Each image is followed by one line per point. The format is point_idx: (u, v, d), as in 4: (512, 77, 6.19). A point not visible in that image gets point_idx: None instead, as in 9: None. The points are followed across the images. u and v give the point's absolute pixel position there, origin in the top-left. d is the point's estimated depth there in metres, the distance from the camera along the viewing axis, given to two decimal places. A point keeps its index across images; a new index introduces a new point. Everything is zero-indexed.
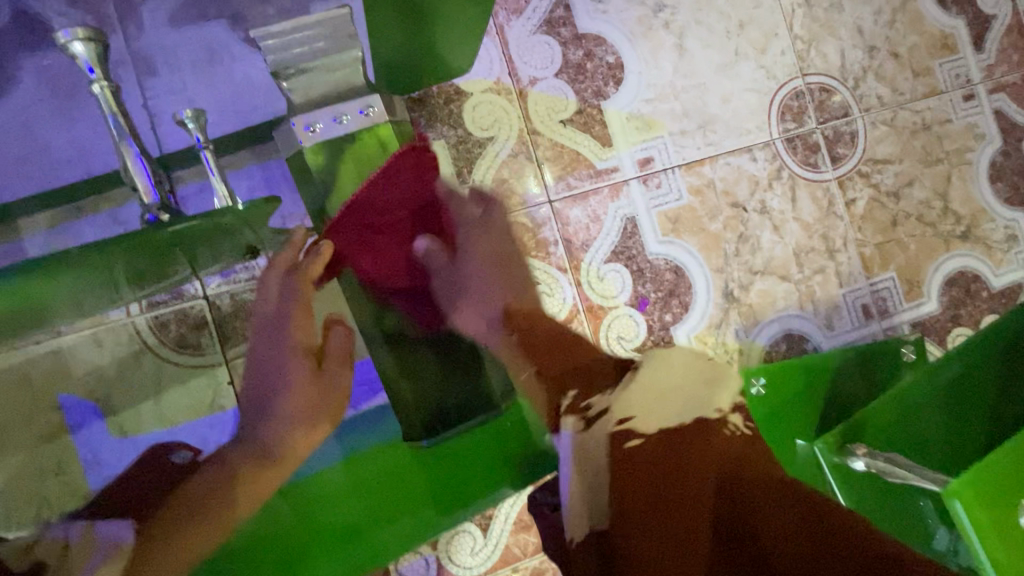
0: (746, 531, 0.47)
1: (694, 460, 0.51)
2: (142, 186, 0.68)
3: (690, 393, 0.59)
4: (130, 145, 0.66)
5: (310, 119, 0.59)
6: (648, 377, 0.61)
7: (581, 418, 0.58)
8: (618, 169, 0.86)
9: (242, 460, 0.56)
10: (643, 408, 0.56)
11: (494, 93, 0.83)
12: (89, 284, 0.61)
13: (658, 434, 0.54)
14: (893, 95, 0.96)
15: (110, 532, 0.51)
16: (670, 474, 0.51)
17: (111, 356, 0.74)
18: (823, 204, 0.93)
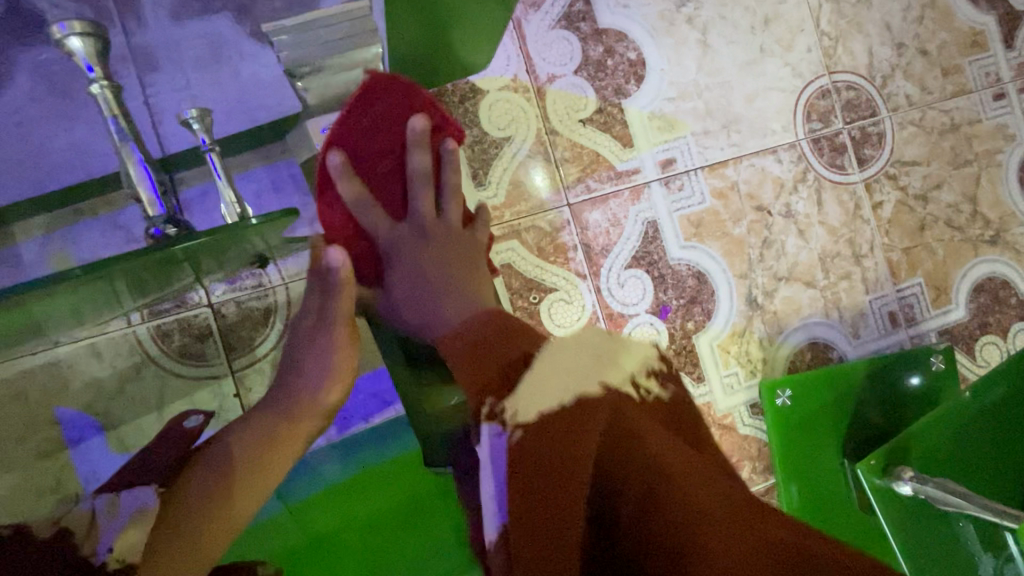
0: (617, 480, 0.43)
1: (574, 433, 0.45)
2: (146, 197, 0.57)
3: (580, 363, 0.53)
4: (133, 152, 0.56)
5: (327, 122, 0.61)
6: (557, 354, 0.53)
7: (497, 423, 0.49)
8: (639, 172, 0.83)
9: (258, 434, 0.59)
10: (536, 394, 0.48)
11: (511, 92, 0.79)
12: (84, 292, 0.56)
13: (545, 417, 0.47)
14: (922, 94, 0.92)
15: (134, 499, 0.53)
16: (558, 453, 0.44)
17: (111, 368, 0.68)
18: (849, 208, 0.90)
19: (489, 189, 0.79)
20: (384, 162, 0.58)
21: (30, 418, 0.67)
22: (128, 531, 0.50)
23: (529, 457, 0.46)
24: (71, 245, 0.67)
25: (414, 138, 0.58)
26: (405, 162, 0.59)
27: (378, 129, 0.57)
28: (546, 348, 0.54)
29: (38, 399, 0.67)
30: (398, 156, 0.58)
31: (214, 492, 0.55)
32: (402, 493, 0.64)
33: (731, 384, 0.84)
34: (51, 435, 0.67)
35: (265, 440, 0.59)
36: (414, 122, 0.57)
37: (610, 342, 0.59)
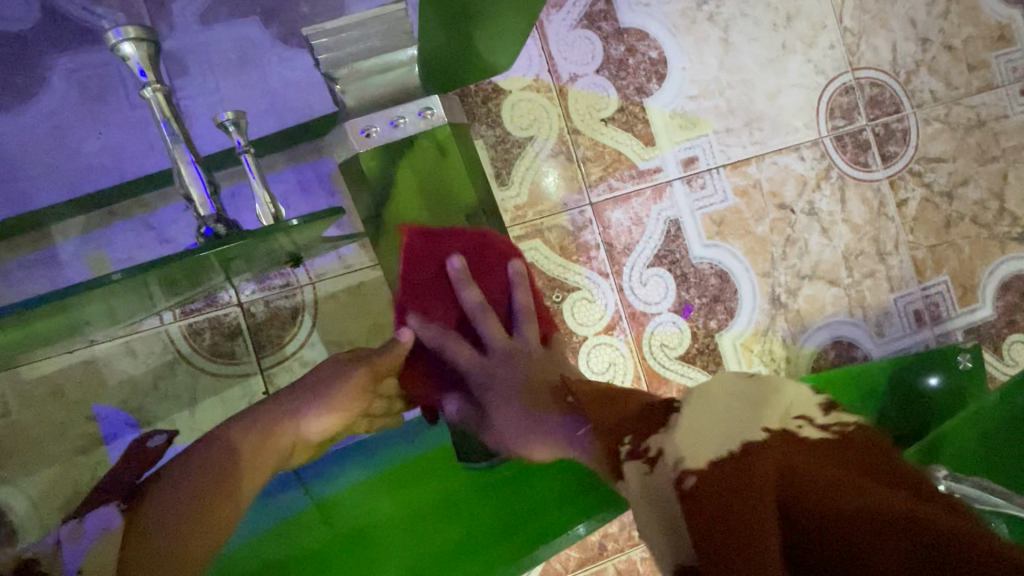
0: (833, 532, 0.35)
1: (753, 476, 0.39)
2: (197, 196, 0.57)
3: (738, 398, 0.46)
4: (185, 153, 0.56)
5: (366, 123, 0.59)
6: (705, 395, 0.48)
7: (642, 459, 0.45)
8: (660, 170, 0.83)
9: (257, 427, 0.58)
10: (693, 429, 0.44)
11: (534, 92, 0.80)
12: (119, 293, 0.58)
13: (717, 465, 0.41)
14: (947, 90, 0.91)
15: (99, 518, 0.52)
16: (741, 492, 0.38)
17: (143, 366, 0.70)
18: (873, 205, 0.89)
19: (512, 188, 0.79)
20: (441, 299, 0.67)
21: (66, 416, 0.69)
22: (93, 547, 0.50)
23: (704, 492, 0.39)
24: (104, 246, 0.69)
25: (456, 275, 0.66)
26: (460, 299, 0.67)
27: (426, 273, 0.66)
28: (687, 403, 0.48)
29: (75, 397, 0.69)
30: (449, 287, 0.67)
31: (189, 497, 0.52)
32: (441, 484, 0.63)
33: None
34: (87, 432, 0.69)
35: (246, 449, 0.56)
36: (451, 261, 0.66)
37: (766, 395, 0.47)
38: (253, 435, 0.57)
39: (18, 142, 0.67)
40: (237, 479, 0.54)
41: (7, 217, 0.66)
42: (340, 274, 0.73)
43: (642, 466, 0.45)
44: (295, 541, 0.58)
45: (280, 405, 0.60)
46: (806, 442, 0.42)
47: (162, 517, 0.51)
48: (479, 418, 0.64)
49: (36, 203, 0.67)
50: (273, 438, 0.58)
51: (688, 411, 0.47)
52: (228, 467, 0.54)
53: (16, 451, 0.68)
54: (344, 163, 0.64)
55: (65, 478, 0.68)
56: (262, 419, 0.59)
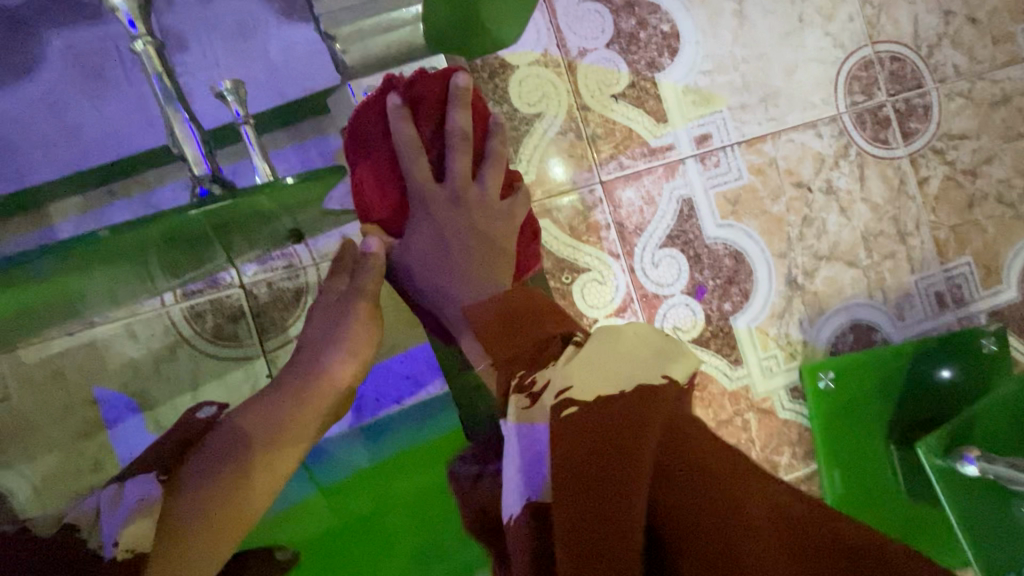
0: (672, 498, 0.40)
1: (626, 420, 0.45)
2: (192, 157, 0.54)
3: (649, 347, 0.53)
4: (178, 110, 0.53)
5: (369, 84, 0.59)
6: (620, 331, 0.56)
7: (530, 398, 0.52)
8: (673, 148, 0.80)
9: (273, 415, 0.55)
10: (587, 366, 0.51)
11: (542, 67, 0.77)
12: (113, 267, 0.55)
13: (596, 401, 0.47)
14: (971, 64, 0.87)
15: (135, 491, 0.50)
16: (614, 449, 0.43)
17: (144, 349, 0.68)
18: (893, 184, 0.86)
19: (520, 166, 0.77)
20: (418, 125, 0.58)
21: (66, 398, 0.67)
22: (131, 523, 0.46)
23: (579, 425, 0.46)
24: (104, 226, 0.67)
25: (456, 90, 0.57)
26: (445, 117, 0.58)
27: (419, 82, 0.57)
28: (595, 336, 0.56)
29: (75, 380, 0.67)
30: (439, 105, 0.58)
31: (210, 489, 0.50)
32: (429, 475, 0.63)
33: (771, 367, 0.81)
34: (89, 415, 0.67)
35: (268, 430, 0.54)
36: (455, 78, 0.57)
37: (654, 344, 0.54)
38: (278, 415, 0.55)
39: (14, 119, 0.65)
40: (259, 469, 0.52)
41: (5, 195, 0.65)
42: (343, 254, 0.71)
43: (525, 401, 0.52)
44: (313, 522, 0.60)
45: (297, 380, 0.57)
46: (693, 418, 0.47)
47: (188, 509, 0.48)
48: (397, 233, 0.62)
49: (34, 182, 0.65)
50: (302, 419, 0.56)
51: (590, 344, 0.55)
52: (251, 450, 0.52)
53: (16, 435, 0.66)
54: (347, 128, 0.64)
55: (66, 462, 0.67)
56: (281, 390, 0.57)
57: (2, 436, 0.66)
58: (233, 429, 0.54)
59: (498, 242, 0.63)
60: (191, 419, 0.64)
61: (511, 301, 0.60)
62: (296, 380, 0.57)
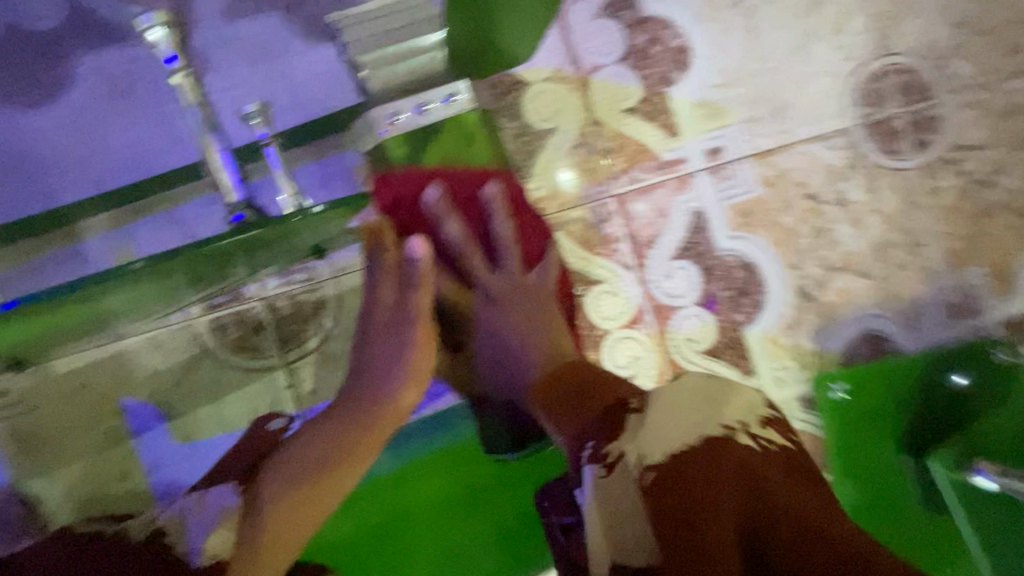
0: (756, 530, 0.50)
1: (710, 476, 0.50)
2: (225, 181, 0.60)
3: (699, 396, 0.56)
4: (215, 140, 0.61)
5: (393, 110, 0.60)
6: (668, 396, 0.57)
7: (602, 464, 0.53)
8: (684, 161, 0.81)
9: (334, 434, 0.61)
10: (656, 434, 0.53)
11: (555, 83, 0.79)
12: (151, 289, 0.59)
13: (669, 462, 0.51)
14: (982, 75, 0.87)
15: (217, 497, 0.58)
16: (699, 493, 0.49)
17: (169, 360, 0.70)
18: (904, 195, 0.86)
19: (533, 180, 0.79)
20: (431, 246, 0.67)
21: (95, 409, 0.69)
22: (216, 531, 0.54)
23: (662, 492, 0.49)
24: (132, 241, 0.69)
25: (437, 208, 0.65)
26: (445, 232, 0.67)
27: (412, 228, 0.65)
28: (651, 404, 0.56)
29: (102, 391, 0.69)
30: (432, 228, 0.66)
31: (281, 509, 0.57)
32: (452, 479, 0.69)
33: (782, 378, 0.82)
34: (116, 425, 0.69)
35: (329, 458, 0.60)
36: (432, 194, 0.65)
37: (715, 406, 0.55)
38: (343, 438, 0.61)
39: (48, 139, 0.67)
40: (320, 490, 0.59)
41: (40, 211, 0.68)
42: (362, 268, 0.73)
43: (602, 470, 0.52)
44: (354, 521, 0.67)
45: (361, 405, 0.63)
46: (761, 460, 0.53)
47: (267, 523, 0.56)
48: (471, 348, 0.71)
49: (64, 200, 0.68)
50: (362, 442, 0.62)
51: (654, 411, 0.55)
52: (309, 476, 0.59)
53: (46, 444, 0.69)
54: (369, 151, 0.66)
55: (94, 470, 0.69)
56: (337, 415, 0.63)
57: (33, 445, 0.68)
58: (296, 449, 0.61)
59: (530, 302, 0.70)
60: (262, 433, 0.70)
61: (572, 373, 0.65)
62: (357, 409, 0.63)
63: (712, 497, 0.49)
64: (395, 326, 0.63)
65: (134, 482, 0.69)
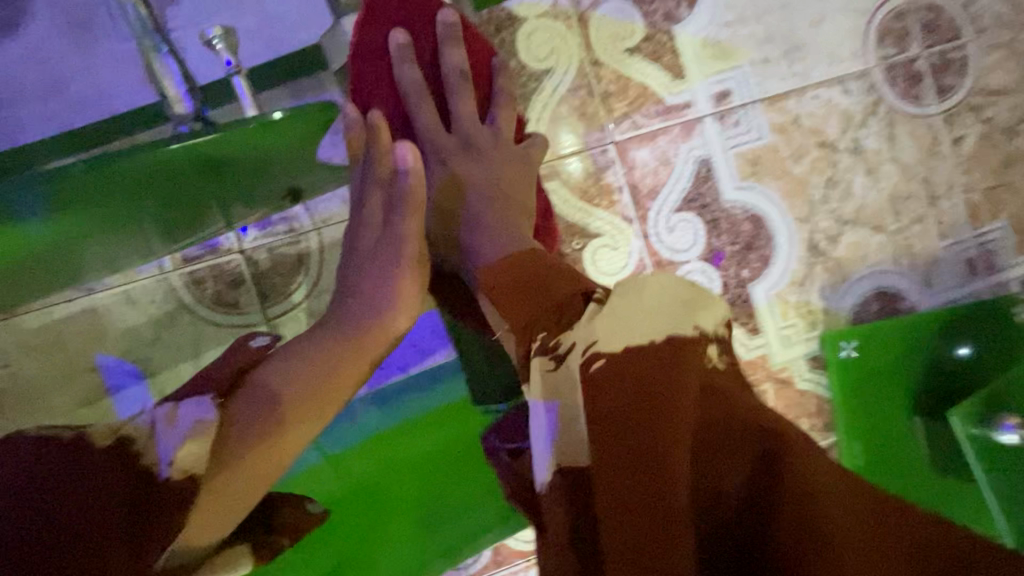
0: (720, 463, 0.40)
1: (672, 381, 0.40)
2: (172, 93, 0.51)
3: (679, 295, 0.44)
4: (158, 45, 0.49)
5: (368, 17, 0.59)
6: (642, 281, 0.46)
7: (551, 356, 0.45)
8: (690, 106, 0.76)
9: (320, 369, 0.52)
10: (618, 321, 0.44)
11: (552, 19, 0.73)
12: (115, 233, 0.56)
13: (628, 352, 0.42)
14: (1012, 13, 0.81)
15: (191, 410, 0.44)
16: (644, 387, 0.40)
17: (144, 315, 0.67)
18: (925, 143, 0.81)
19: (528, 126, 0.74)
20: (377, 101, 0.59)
21: (68, 366, 0.66)
22: (190, 446, 0.42)
23: (608, 373, 0.41)
24: None
25: (397, 51, 0.58)
26: (441, 59, 0.60)
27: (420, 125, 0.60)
28: (619, 288, 0.47)
29: (76, 347, 0.66)
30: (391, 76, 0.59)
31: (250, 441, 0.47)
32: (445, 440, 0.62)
33: (790, 336, 0.78)
34: (92, 383, 0.66)
35: (313, 386, 0.51)
36: (443, 16, 0.59)
37: (686, 315, 0.43)
38: (333, 359, 0.53)
39: (4, 75, 0.63)
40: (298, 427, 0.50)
41: None
42: (345, 219, 0.69)
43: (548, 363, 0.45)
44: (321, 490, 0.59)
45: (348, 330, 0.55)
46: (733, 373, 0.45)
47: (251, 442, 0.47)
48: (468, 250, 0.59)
49: (22, 141, 0.63)
50: (344, 371, 0.53)
51: (620, 292, 0.46)
52: (302, 399, 0.50)
53: (19, 401, 0.66)
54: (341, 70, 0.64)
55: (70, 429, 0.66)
56: (327, 337, 0.54)
57: (5, 402, 0.66)
58: (288, 376, 0.51)
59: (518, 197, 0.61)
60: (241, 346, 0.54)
61: (523, 262, 0.53)
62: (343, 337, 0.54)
63: (681, 392, 0.40)
64: (392, 254, 0.57)
65: None
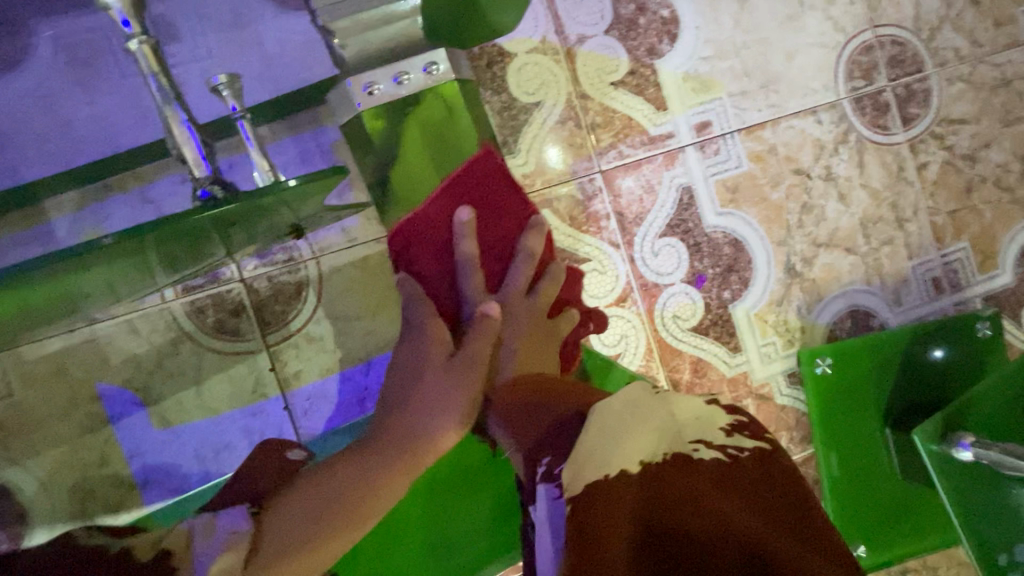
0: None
1: (625, 495, 0.37)
2: (192, 158, 0.54)
3: (642, 415, 0.41)
4: (177, 110, 0.54)
5: (369, 80, 0.56)
6: (613, 402, 0.43)
7: (557, 485, 0.39)
8: (673, 136, 0.80)
9: (381, 458, 0.55)
10: (588, 458, 0.39)
11: (540, 55, 0.76)
12: (119, 269, 0.57)
13: (598, 494, 0.37)
14: (971, 47, 0.86)
15: (227, 521, 0.48)
16: (606, 517, 0.36)
17: (146, 345, 0.69)
18: (892, 169, 0.86)
19: (520, 156, 0.77)
20: (429, 272, 0.60)
21: (71, 395, 0.68)
22: (224, 556, 0.45)
23: (588, 525, 0.36)
24: (102, 220, 0.67)
25: (460, 229, 0.58)
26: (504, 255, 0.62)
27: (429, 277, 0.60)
28: (599, 419, 0.42)
29: (78, 375, 0.68)
30: (450, 249, 0.59)
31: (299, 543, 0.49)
32: (447, 462, 0.64)
33: (769, 354, 0.83)
34: (94, 410, 0.68)
35: (358, 486, 0.53)
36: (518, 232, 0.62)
37: (661, 404, 0.43)
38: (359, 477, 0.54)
39: (7, 114, 0.64)
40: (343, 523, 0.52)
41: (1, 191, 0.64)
42: (344, 248, 0.71)
43: (553, 493, 0.39)
44: None
45: (398, 441, 0.56)
46: (705, 471, 0.39)
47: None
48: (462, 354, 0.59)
49: (25, 176, 0.65)
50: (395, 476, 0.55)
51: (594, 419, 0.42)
52: (312, 534, 0.50)
53: (22, 430, 0.67)
54: (346, 127, 0.60)
55: (72, 457, 0.68)
56: (386, 442, 0.56)
57: (9, 432, 0.67)
58: (356, 460, 0.55)
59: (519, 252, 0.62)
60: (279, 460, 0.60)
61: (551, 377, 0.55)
62: (396, 439, 0.56)
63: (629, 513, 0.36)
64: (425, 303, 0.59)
65: (114, 468, 0.68)
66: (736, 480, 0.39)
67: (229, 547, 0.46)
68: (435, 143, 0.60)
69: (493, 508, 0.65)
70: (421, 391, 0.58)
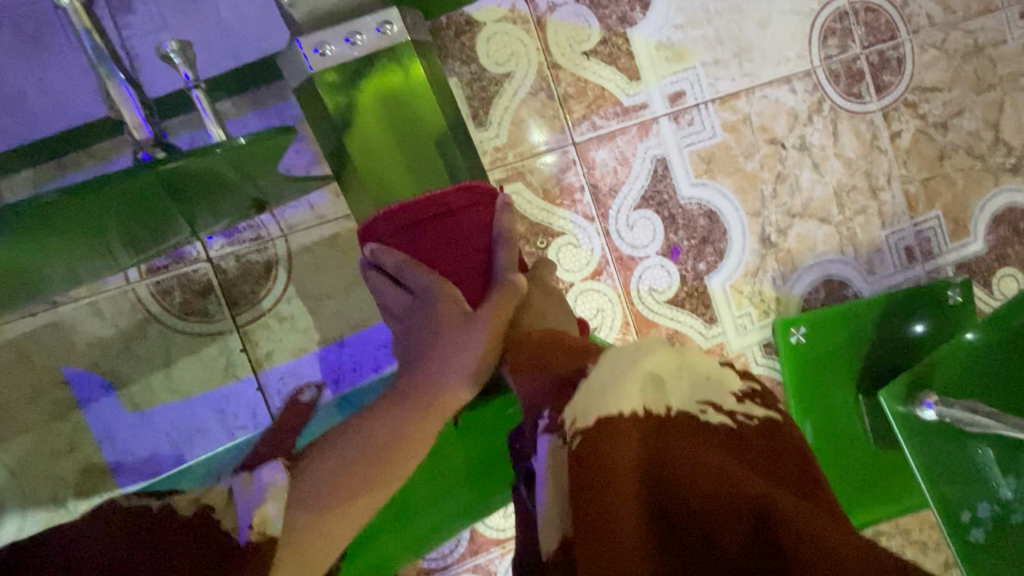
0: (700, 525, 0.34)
1: (630, 437, 0.38)
2: (130, 118, 0.54)
3: (651, 369, 0.44)
4: (112, 70, 0.52)
5: (319, 41, 0.55)
6: (618, 353, 0.46)
7: (557, 433, 0.41)
8: (646, 107, 0.79)
9: (402, 413, 0.54)
10: (595, 397, 0.41)
11: (510, 24, 0.75)
12: (78, 250, 0.55)
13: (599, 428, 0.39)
14: (944, 14, 0.86)
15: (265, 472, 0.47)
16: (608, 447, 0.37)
17: (112, 327, 0.67)
18: (866, 138, 0.86)
19: (491, 129, 0.76)
20: (451, 253, 0.58)
21: (36, 381, 0.66)
22: (266, 507, 0.45)
23: (592, 456, 0.37)
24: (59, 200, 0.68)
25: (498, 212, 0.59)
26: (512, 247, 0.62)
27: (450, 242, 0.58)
28: (604, 361, 0.45)
29: (42, 361, 0.66)
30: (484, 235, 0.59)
31: (328, 503, 0.49)
32: None
33: (744, 325, 0.83)
34: (60, 395, 0.67)
35: (385, 444, 0.53)
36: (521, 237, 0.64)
37: (678, 358, 0.45)
38: (390, 445, 0.53)
39: None
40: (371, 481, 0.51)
41: None
42: (312, 224, 0.70)
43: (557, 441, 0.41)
44: None
45: (416, 400, 0.55)
46: (717, 432, 0.40)
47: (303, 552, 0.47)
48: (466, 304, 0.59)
49: None
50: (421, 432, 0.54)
51: (603, 363, 0.45)
52: (341, 492, 0.50)
53: None
54: (303, 93, 0.59)
55: (40, 443, 0.67)
56: (405, 398, 0.55)
57: None
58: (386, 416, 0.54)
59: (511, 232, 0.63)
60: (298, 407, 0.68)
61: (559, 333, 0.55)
62: (415, 395, 0.55)
63: (634, 455, 0.37)
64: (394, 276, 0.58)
65: (84, 453, 0.67)
66: (747, 447, 0.40)
67: (268, 499, 0.45)
68: (395, 111, 0.58)
69: (461, 470, 0.64)
70: (420, 333, 0.57)
